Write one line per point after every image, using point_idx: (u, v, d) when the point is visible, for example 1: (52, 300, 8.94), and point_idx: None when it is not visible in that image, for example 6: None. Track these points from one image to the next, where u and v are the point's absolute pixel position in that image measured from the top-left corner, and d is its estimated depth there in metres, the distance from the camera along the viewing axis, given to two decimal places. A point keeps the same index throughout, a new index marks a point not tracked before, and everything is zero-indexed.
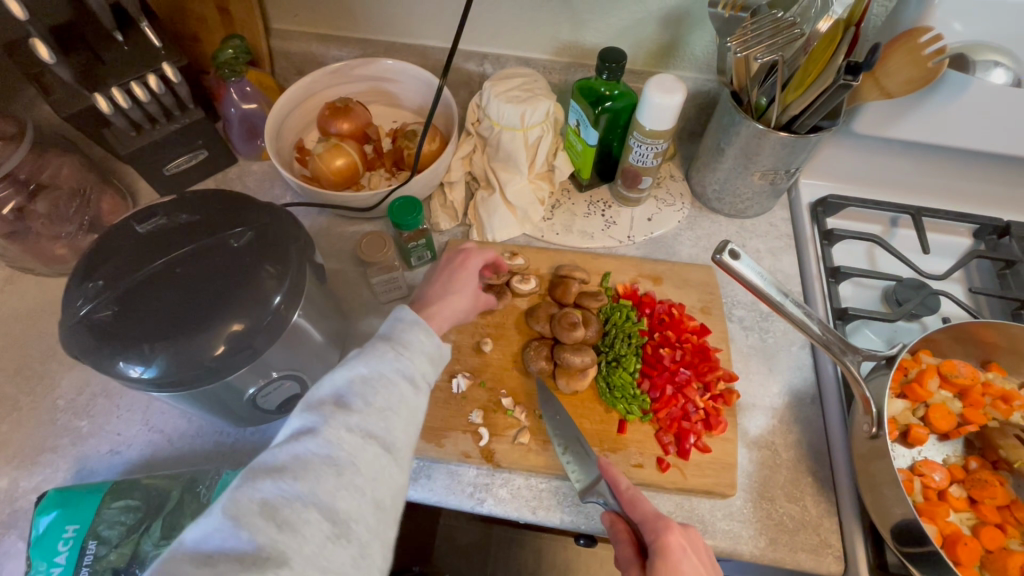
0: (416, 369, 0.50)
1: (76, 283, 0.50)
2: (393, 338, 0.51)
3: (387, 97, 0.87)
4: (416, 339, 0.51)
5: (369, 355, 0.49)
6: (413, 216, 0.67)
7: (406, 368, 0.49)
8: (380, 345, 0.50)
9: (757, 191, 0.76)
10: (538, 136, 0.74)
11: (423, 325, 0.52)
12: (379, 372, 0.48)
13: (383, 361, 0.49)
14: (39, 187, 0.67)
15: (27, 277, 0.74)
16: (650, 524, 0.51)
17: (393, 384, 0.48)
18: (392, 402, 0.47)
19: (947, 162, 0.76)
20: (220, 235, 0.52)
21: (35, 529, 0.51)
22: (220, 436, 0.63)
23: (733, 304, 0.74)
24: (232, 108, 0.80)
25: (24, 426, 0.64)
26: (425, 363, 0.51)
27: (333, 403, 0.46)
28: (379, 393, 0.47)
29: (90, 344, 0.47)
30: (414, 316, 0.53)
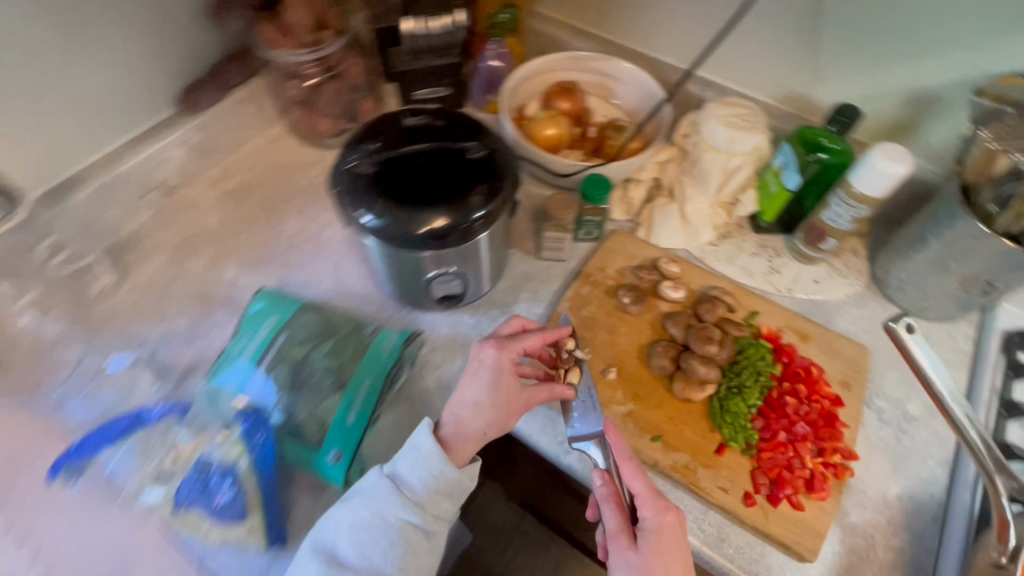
0: (428, 517, 0.55)
1: (353, 143, 0.64)
2: (406, 485, 0.55)
3: (607, 94, 0.95)
4: (417, 484, 0.55)
5: (374, 497, 0.54)
6: (601, 192, 0.74)
7: (417, 520, 0.54)
8: (387, 485, 0.55)
9: (948, 295, 0.72)
10: (737, 165, 0.78)
11: (437, 460, 0.55)
12: (383, 532, 0.53)
13: (387, 509, 0.53)
14: (335, 75, 0.85)
15: (292, 139, 0.94)
16: (648, 504, 0.55)
17: (398, 538, 0.53)
18: (397, 548, 0.52)
19: None
20: (460, 146, 0.64)
21: (251, 309, 0.68)
22: (382, 305, 0.75)
23: (877, 392, 0.71)
24: (483, 63, 0.94)
25: (256, 241, 0.83)
26: (434, 496, 0.55)
27: (336, 560, 0.52)
28: (375, 551, 0.52)
29: (346, 188, 0.60)
30: (429, 446, 0.56)
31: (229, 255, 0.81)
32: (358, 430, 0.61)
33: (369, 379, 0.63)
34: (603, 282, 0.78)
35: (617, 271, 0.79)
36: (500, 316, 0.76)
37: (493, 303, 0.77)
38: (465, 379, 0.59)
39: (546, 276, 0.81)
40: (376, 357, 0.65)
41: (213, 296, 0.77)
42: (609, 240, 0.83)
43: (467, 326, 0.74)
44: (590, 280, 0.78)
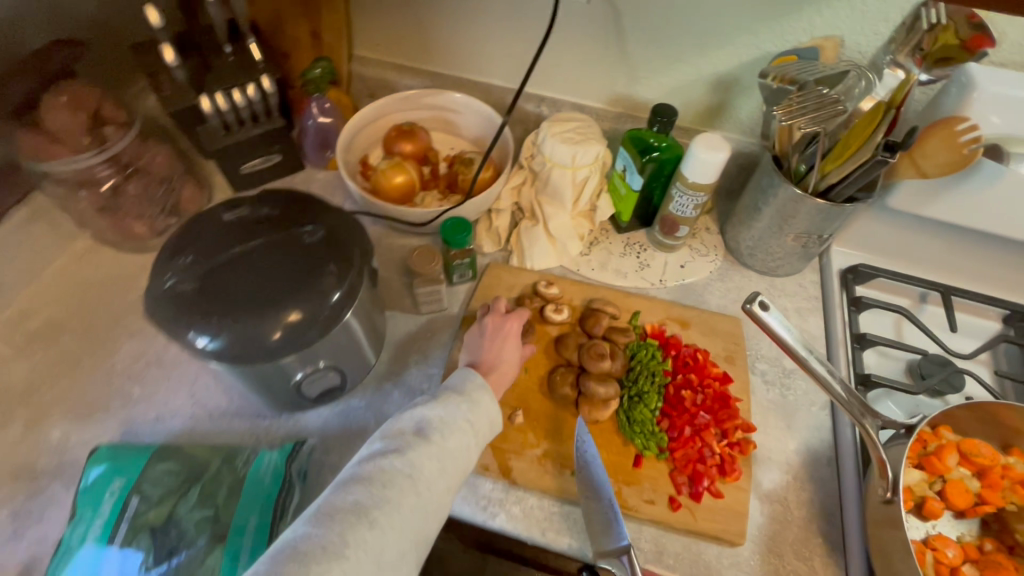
0: (480, 425, 0.57)
1: (165, 260, 0.55)
2: (462, 393, 0.59)
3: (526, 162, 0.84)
4: (480, 398, 0.59)
5: (441, 403, 0.57)
6: (462, 235, 0.72)
7: (471, 422, 0.56)
8: (452, 397, 0.58)
9: (790, 252, 0.79)
10: (585, 176, 0.79)
11: (487, 386, 0.60)
12: (449, 420, 0.55)
13: (454, 412, 0.56)
14: (135, 169, 0.73)
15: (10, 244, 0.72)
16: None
17: (461, 433, 0.55)
18: (450, 432, 0.55)
19: (957, 239, 0.77)
20: (293, 232, 0.57)
21: (85, 479, 0.55)
22: (256, 418, 0.67)
23: (757, 357, 0.76)
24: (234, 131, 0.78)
25: None
26: (487, 422, 0.58)
27: (413, 433, 0.53)
28: (450, 437, 0.54)
29: (169, 315, 0.52)
30: (448, 417, 0.55)
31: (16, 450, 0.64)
32: None
33: (255, 516, 0.55)
34: None
35: (500, 307, 0.77)
36: (393, 389, 0.71)
37: (384, 376, 0.72)
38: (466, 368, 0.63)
39: (433, 330, 0.77)
40: (258, 490, 0.56)
41: (36, 470, 0.63)
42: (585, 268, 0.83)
43: (358, 412, 0.69)
44: None
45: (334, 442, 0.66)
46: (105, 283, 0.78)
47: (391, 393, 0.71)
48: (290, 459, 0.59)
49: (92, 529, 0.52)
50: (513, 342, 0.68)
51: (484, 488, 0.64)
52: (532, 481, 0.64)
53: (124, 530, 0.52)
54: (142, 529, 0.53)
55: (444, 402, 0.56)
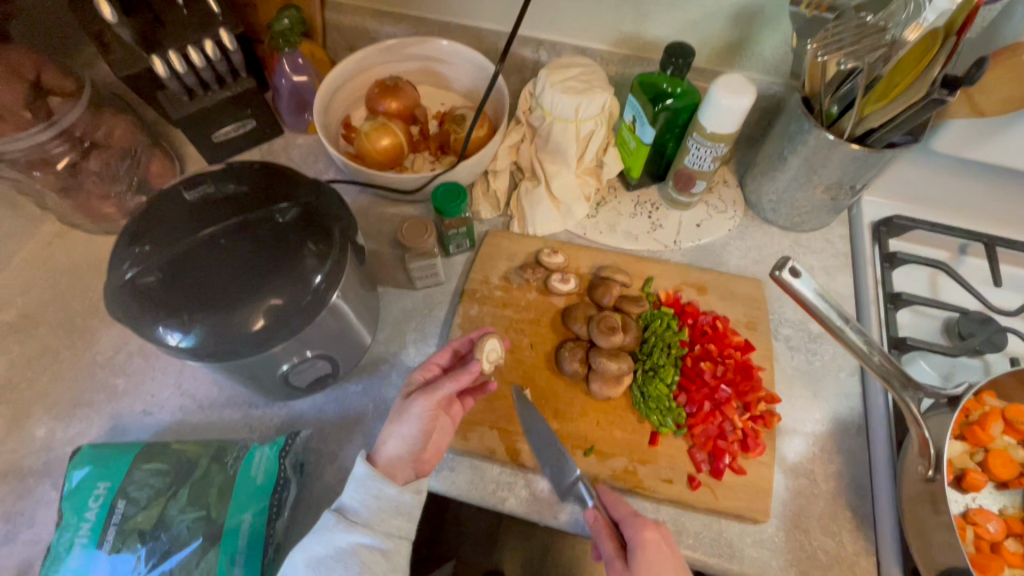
0: (379, 530, 0.50)
1: (123, 246, 0.49)
2: (349, 509, 0.51)
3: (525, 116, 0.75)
4: (370, 501, 0.51)
5: (325, 528, 0.49)
6: (456, 203, 0.65)
7: (365, 534, 0.50)
8: (335, 517, 0.50)
9: (817, 205, 0.72)
10: (590, 130, 0.71)
11: (380, 477, 0.52)
12: (334, 551, 0.48)
13: (337, 535, 0.49)
14: (92, 144, 0.67)
15: None
16: (630, 520, 0.52)
17: (354, 554, 0.48)
18: (354, 574, 0.48)
19: (1007, 184, 0.70)
20: (265, 209, 0.51)
21: (69, 483, 0.52)
22: (249, 407, 0.63)
23: (780, 322, 0.71)
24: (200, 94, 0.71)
25: None
26: (390, 520, 0.51)
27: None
28: (371, 515, 0.51)
29: (134, 308, 0.47)
30: (366, 470, 0.52)
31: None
32: None
33: (249, 514, 0.52)
34: (492, 296, 0.70)
35: (502, 278, 0.71)
36: (391, 371, 0.67)
37: (380, 357, 0.68)
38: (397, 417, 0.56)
39: (431, 307, 0.72)
40: (251, 488, 0.53)
41: (24, 469, 0.60)
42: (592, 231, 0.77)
43: (355, 398, 0.65)
44: (479, 299, 0.70)
45: (332, 429, 0.62)
46: (77, 269, 0.72)
47: (389, 375, 0.66)
48: (283, 454, 0.55)
49: (79, 535, 0.50)
50: (411, 425, 0.54)
51: (493, 472, 0.61)
52: (542, 464, 0.60)
53: (113, 534, 0.50)
54: (131, 533, 0.50)
55: (318, 534, 0.49)
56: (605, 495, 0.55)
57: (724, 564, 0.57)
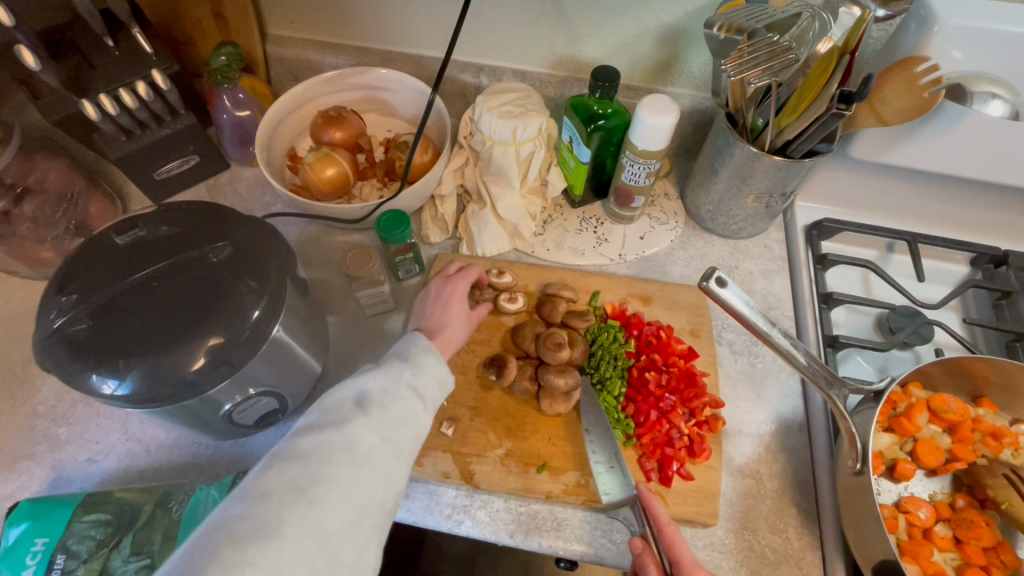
0: (429, 388, 0.53)
1: (52, 295, 0.49)
2: (367, 402, 0.49)
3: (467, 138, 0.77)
4: (389, 403, 0.50)
5: (341, 422, 0.47)
6: (400, 230, 0.66)
7: (418, 384, 0.52)
8: (396, 364, 0.53)
9: (751, 213, 0.75)
10: (530, 151, 0.73)
11: (435, 352, 0.55)
12: (349, 439, 0.46)
13: (398, 379, 0.52)
14: (25, 190, 0.66)
15: None
16: (687, 568, 0.51)
17: (407, 395, 0.51)
18: (365, 461, 0.46)
19: (922, 185, 0.74)
20: (200, 250, 0.51)
21: (4, 540, 0.51)
22: (198, 448, 0.63)
23: (723, 327, 0.73)
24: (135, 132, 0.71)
25: None
26: (437, 388, 0.54)
27: (354, 404, 0.49)
28: (351, 450, 0.46)
29: (63, 358, 0.46)
30: (392, 382, 0.51)
31: None
32: None
33: None
34: None
35: None
36: None
37: (333, 387, 0.68)
38: (432, 307, 0.63)
39: (382, 333, 0.72)
40: (196, 533, 0.53)
41: None
42: (541, 248, 0.79)
43: None
44: None
45: None
46: (15, 317, 0.71)
47: None
48: (232, 495, 0.54)
49: None
50: (460, 302, 0.64)
51: (449, 494, 0.61)
52: (494, 485, 0.60)
53: None
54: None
55: (386, 370, 0.52)
56: (649, 503, 0.55)
57: None
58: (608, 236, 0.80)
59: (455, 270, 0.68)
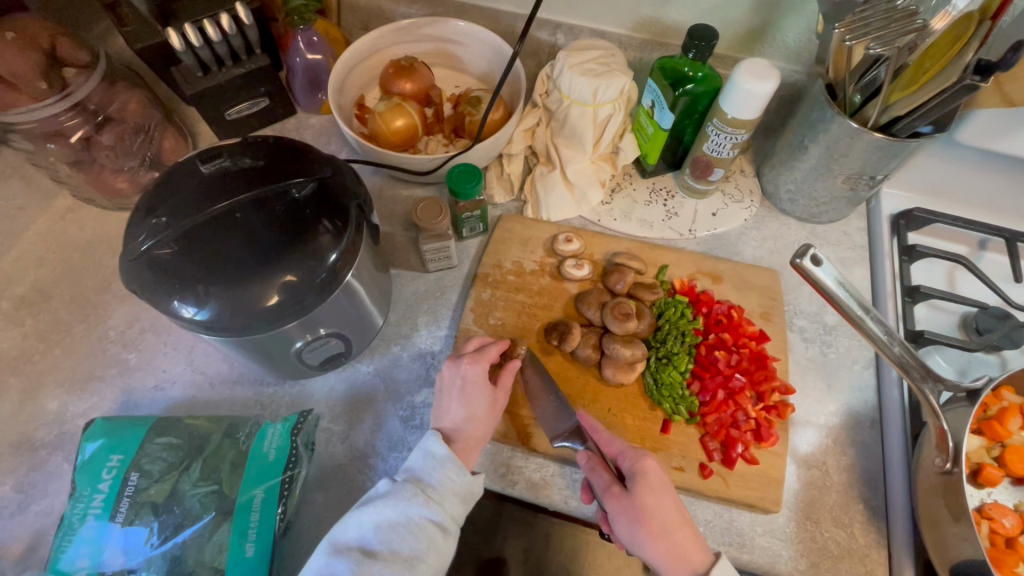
0: (446, 512, 0.50)
1: (139, 218, 0.49)
2: (423, 479, 0.51)
3: (542, 97, 0.74)
4: (444, 479, 0.51)
5: (398, 499, 0.49)
6: (472, 184, 0.64)
7: (435, 513, 0.49)
8: (410, 486, 0.50)
9: (837, 196, 0.71)
10: (608, 114, 0.70)
11: (455, 462, 0.52)
12: (406, 518, 0.48)
13: (411, 506, 0.49)
14: (106, 118, 0.66)
15: None
16: (629, 454, 0.54)
17: (421, 530, 0.48)
18: (419, 548, 0.48)
19: None
20: (281, 185, 0.50)
21: (81, 454, 0.52)
22: (260, 385, 0.63)
23: (795, 313, 0.70)
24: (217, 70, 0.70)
25: None
26: (455, 504, 0.51)
27: (361, 550, 0.47)
28: (405, 540, 0.48)
29: (149, 280, 0.47)
30: (445, 452, 0.52)
31: (13, 421, 0.62)
32: (265, 560, 0.50)
33: (261, 489, 0.52)
34: (504, 280, 0.70)
35: (515, 263, 0.71)
36: (403, 353, 0.67)
37: (392, 339, 0.67)
38: (447, 396, 0.57)
39: (441, 290, 0.71)
40: (262, 465, 0.53)
41: (36, 441, 0.61)
42: (607, 217, 0.76)
43: (366, 379, 0.65)
44: (490, 282, 0.69)
45: (345, 410, 0.62)
46: (90, 244, 0.72)
47: (400, 358, 0.66)
48: (295, 432, 0.55)
49: (93, 506, 0.50)
50: (480, 389, 0.57)
51: (504, 455, 0.61)
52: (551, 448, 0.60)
53: (126, 506, 0.50)
54: (145, 505, 0.50)
55: (397, 497, 0.49)
56: (583, 420, 0.57)
57: (734, 552, 0.57)
58: (677, 210, 0.77)
59: (471, 349, 0.61)
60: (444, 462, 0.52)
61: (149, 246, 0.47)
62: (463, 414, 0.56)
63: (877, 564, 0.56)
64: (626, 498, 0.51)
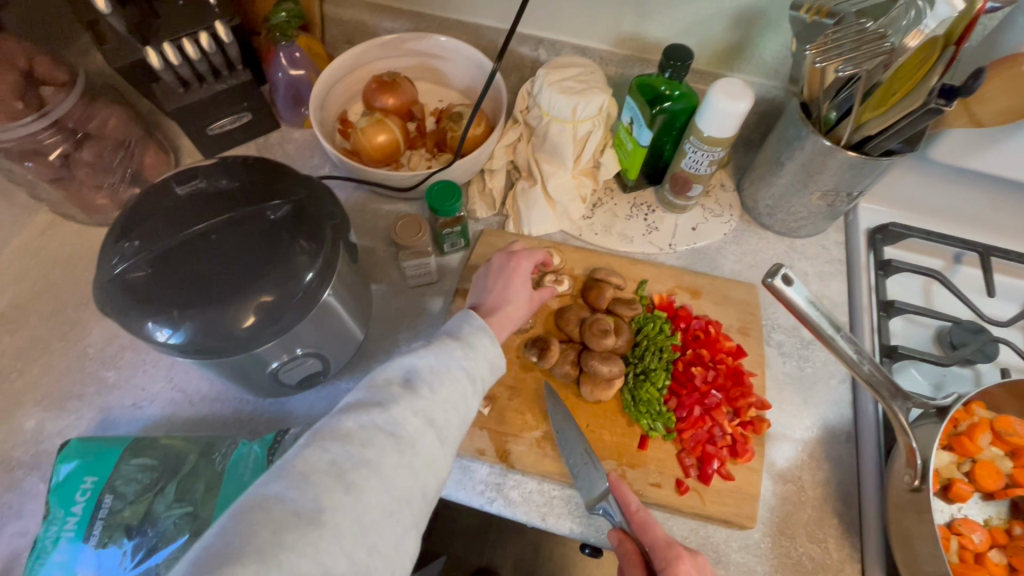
0: (478, 371, 0.51)
1: (113, 240, 0.49)
2: (462, 338, 0.52)
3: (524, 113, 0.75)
4: (481, 343, 0.53)
5: (438, 348, 0.50)
6: (451, 201, 0.65)
7: (470, 366, 0.51)
8: (449, 340, 0.52)
9: (814, 211, 0.72)
10: (588, 130, 0.71)
11: (489, 332, 0.54)
12: (446, 365, 0.49)
13: (451, 356, 0.50)
14: (85, 136, 0.66)
15: None
16: (662, 550, 0.50)
17: (457, 378, 0.49)
18: (454, 394, 0.48)
19: (1001, 195, 0.70)
20: (257, 206, 0.51)
21: (56, 476, 0.52)
22: (239, 403, 0.63)
23: (773, 327, 0.71)
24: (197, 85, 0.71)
25: None
26: (486, 367, 0.52)
27: (402, 384, 0.47)
28: (443, 385, 0.48)
29: (122, 303, 0.47)
30: (481, 322, 0.55)
31: None
32: None
33: None
34: None
35: None
36: None
37: (373, 355, 0.68)
38: (493, 279, 0.63)
39: (422, 304, 0.71)
40: (238, 486, 0.53)
41: (11, 460, 0.60)
42: (588, 231, 0.77)
43: (345, 396, 0.65)
44: None
45: None
46: (69, 260, 0.72)
47: None
48: (272, 452, 0.55)
49: (65, 529, 0.50)
50: (522, 280, 0.62)
51: (482, 475, 0.61)
52: (528, 465, 0.60)
53: (99, 529, 0.50)
54: (118, 528, 0.50)
55: (438, 347, 0.50)
56: (618, 488, 0.55)
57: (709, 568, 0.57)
58: (658, 225, 0.77)
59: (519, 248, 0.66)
60: (481, 335, 0.53)
61: (123, 268, 0.48)
62: (508, 297, 0.61)
63: None
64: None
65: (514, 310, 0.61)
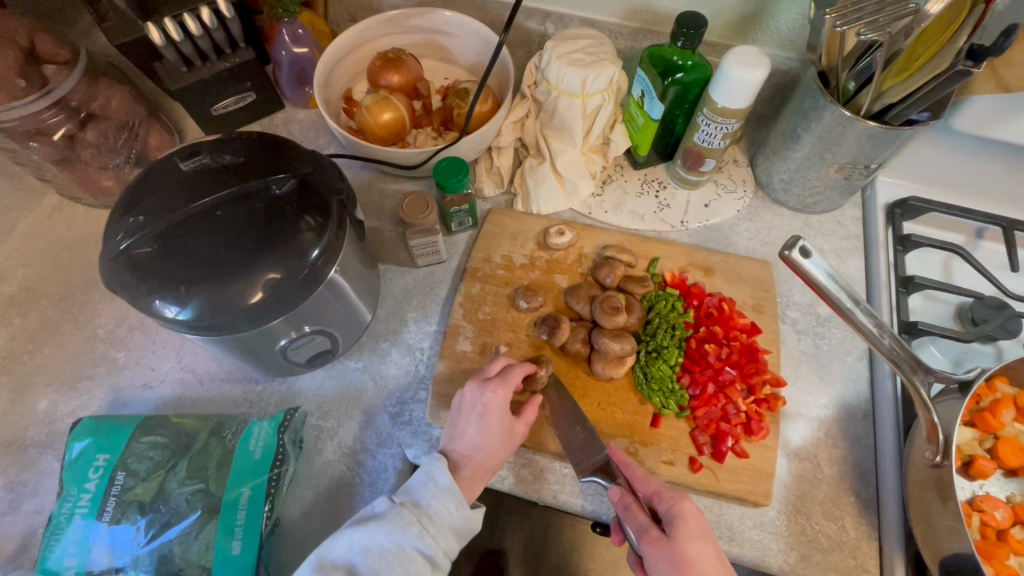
0: (438, 546, 0.50)
1: (118, 217, 0.49)
2: (422, 506, 0.51)
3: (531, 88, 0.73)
4: (442, 511, 0.51)
5: (391, 523, 0.49)
6: (459, 178, 0.63)
7: (428, 546, 0.49)
8: (408, 512, 0.50)
9: (830, 186, 0.70)
10: (597, 105, 0.69)
11: (456, 495, 0.51)
12: (397, 546, 0.48)
13: (404, 535, 0.49)
14: (89, 115, 0.66)
15: None
16: (665, 493, 0.51)
17: (410, 560, 0.48)
18: None
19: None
20: (262, 181, 0.50)
21: (68, 453, 0.53)
22: (249, 383, 0.63)
23: (788, 305, 0.69)
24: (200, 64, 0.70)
25: None
26: (449, 538, 0.51)
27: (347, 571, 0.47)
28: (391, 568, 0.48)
29: (129, 279, 0.46)
30: (448, 482, 0.52)
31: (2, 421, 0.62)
32: (252, 558, 0.50)
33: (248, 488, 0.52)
34: (493, 274, 0.69)
35: (504, 257, 0.70)
36: (392, 349, 0.66)
37: (380, 335, 0.67)
38: (465, 420, 0.56)
39: (431, 284, 0.71)
40: (249, 463, 0.53)
41: (26, 439, 0.61)
42: (598, 209, 0.75)
43: (354, 376, 0.64)
44: (479, 276, 0.69)
45: (335, 407, 0.62)
46: (78, 242, 0.72)
47: (389, 354, 0.66)
48: (282, 430, 0.55)
49: (79, 505, 0.50)
50: (497, 419, 0.55)
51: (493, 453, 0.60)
52: (539, 444, 0.60)
53: (112, 506, 0.50)
54: (131, 504, 0.50)
55: (388, 525, 0.49)
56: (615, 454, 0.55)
57: (723, 546, 0.56)
58: (669, 202, 0.76)
59: (496, 370, 0.59)
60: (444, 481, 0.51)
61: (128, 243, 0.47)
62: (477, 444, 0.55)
63: (867, 555, 0.56)
64: (665, 543, 0.47)
65: (486, 460, 0.55)
